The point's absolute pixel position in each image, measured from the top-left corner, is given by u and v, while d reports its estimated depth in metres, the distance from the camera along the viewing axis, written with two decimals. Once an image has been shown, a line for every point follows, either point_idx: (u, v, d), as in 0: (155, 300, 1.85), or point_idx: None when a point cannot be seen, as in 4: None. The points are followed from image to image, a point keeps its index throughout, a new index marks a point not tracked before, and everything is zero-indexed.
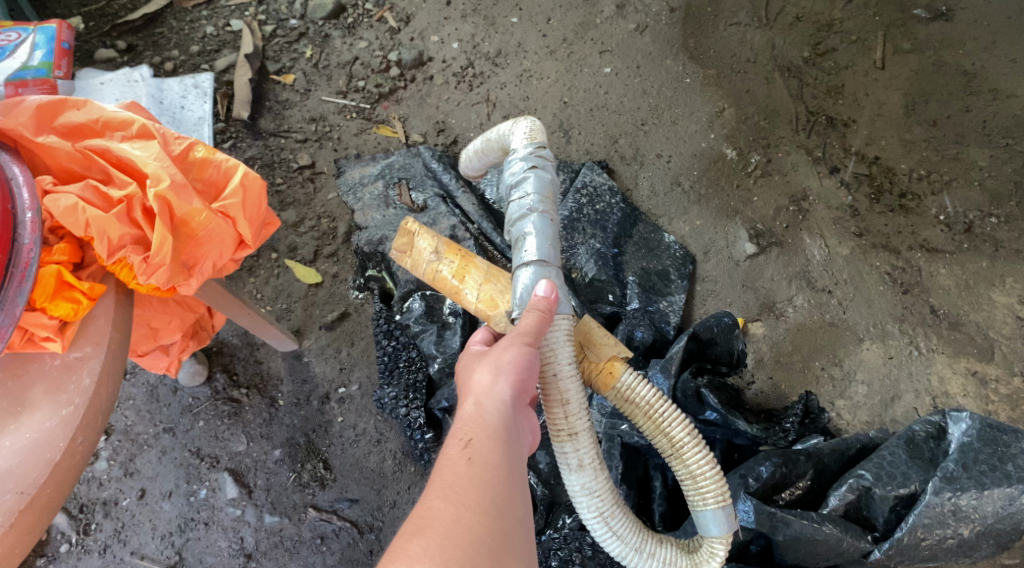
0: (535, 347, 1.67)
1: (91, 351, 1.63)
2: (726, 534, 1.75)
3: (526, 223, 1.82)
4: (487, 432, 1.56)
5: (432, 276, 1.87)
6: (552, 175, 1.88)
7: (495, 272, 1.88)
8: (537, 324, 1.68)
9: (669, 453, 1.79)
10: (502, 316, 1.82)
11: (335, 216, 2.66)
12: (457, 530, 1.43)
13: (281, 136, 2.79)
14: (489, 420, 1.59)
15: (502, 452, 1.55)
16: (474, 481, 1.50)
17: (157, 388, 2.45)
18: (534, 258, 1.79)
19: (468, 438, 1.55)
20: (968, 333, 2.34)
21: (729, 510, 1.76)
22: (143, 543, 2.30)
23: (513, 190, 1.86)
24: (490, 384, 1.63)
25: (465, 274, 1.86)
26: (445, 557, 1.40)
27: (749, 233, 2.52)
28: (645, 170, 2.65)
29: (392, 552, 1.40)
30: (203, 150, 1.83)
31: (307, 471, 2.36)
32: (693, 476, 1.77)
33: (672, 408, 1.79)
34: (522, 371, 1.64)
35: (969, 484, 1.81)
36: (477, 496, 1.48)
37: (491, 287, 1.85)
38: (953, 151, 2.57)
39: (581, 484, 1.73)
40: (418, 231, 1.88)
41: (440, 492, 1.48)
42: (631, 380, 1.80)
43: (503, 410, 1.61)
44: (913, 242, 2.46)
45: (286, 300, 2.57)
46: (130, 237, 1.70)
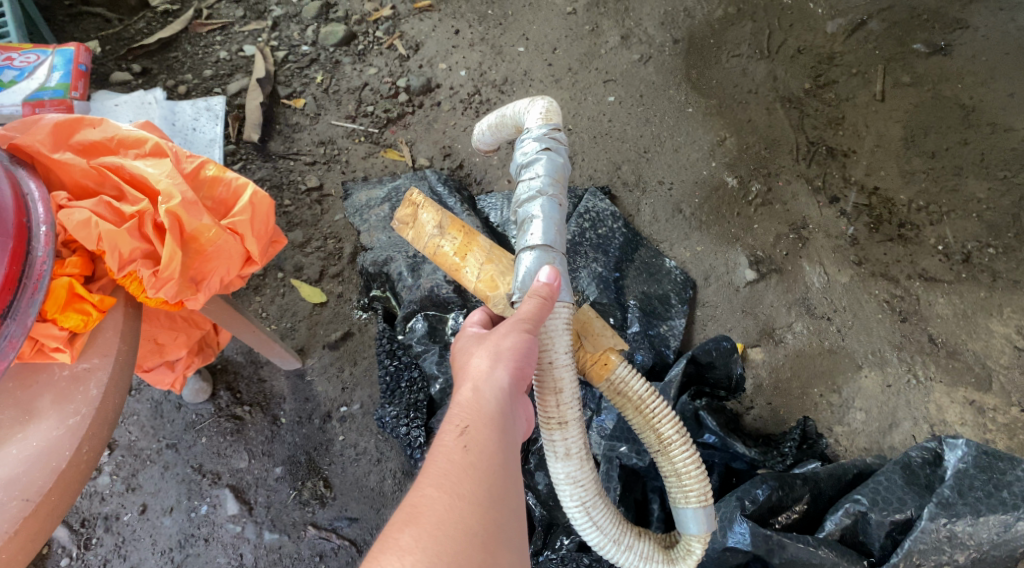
0: (534, 334, 1.68)
1: (98, 362, 1.67)
2: (703, 533, 1.80)
3: (534, 206, 1.82)
4: (483, 420, 1.59)
5: (432, 251, 1.85)
6: (564, 159, 1.87)
7: (497, 252, 1.87)
8: (538, 310, 1.68)
9: (656, 448, 1.84)
10: (501, 298, 1.82)
11: (342, 237, 2.70)
12: (449, 520, 1.46)
13: (290, 158, 2.84)
14: (485, 406, 1.61)
15: (497, 442, 1.57)
16: (468, 469, 1.52)
17: (162, 404, 2.48)
18: (539, 242, 1.78)
19: (465, 425, 1.57)
20: (966, 362, 2.35)
21: (709, 511, 1.81)
22: (143, 558, 2.32)
23: (523, 169, 1.85)
24: (489, 371, 1.65)
25: (467, 251, 1.85)
26: (436, 548, 1.43)
27: (749, 259, 2.55)
28: (647, 197, 2.69)
29: (384, 542, 1.43)
30: (214, 169, 1.88)
31: (308, 489, 2.38)
32: (678, 474, 1.82)
33: (663, 405, 1.83)
34: (520, 360, 1.67)
35: (964, 510, 1.83)
36: (471, 486, 1.51)
37: (492, 268, 1.84)
38: (952, 182, 2.61)
39: (566, 473, 1.76)
40: (423, 204, 1.85)
41: (434, 480, 1.50)
42: (625, 373, 1.83)
43: (500, 397, 1.63)
44: (912, 271, 2.49)
45: (291, 318, 2.60)
46: (141, 252, 1.74)
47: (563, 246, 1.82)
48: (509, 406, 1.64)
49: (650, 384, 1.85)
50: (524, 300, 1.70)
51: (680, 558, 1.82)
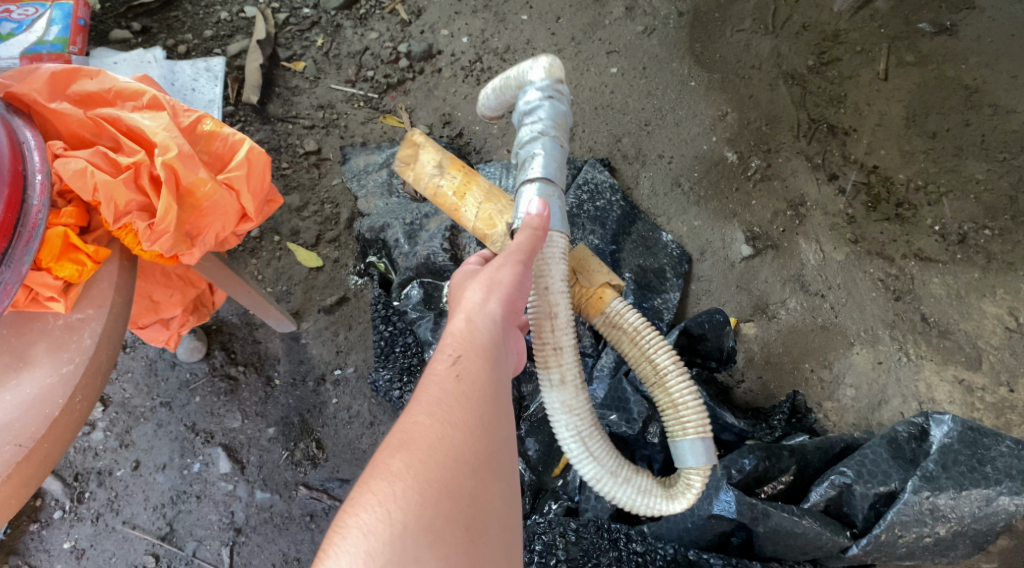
0: (526, 266, 1.69)
1: (93, 313, 1.68)
2: (703, 466, 1.79)
3: (536, 145, 1.82)
4: (476, 352, 1.59)
5: (432, 192, 1.86)
6: (566, 108, 1.87)
7: (496, 192, 1.88)
8: (530, 241, 1.70)
9: (652, 381, 1.84)
10: (499, 237, 1.83)
11: (339, 202, 2.70)
12: (440, 446, 1.46)
13: (289, 121, 2.83)
14: (479, 337, 1.61)
15: (489, 374, 1.57)
16: (460, 397, 1.52)
17: (156, 362, 2.49)
18: (540, 175, 1.79)
19: (457, 355, 1.57)
20: (957, 342, 2.37)
21: (708, 443, 1.80)
22: (135, 513, 2.34)
23: (526, 116, 1.85)
24: (482, 302, 1.64)
25: (466, 192, 1.85)
26: (426, 475, 1.43)
27: (746, 235, 2.55)
28: (646, 170, 2.69)
29: (375, 467, 1.44)
30: (211, 124, 1.87)
31: (300, 450, 2.39)
32: (675, 405, 1.81)
33: (658, 337, 1.85)
34: (512, 291, 1.67)
35: (947, 484, 1.85)
36: (462, 413, 1.51)
37: (491, 207, 1.85)
38: (952, 163, 2.60)
39: (561, 400, 1.77)
40: (423, 144, 1.86)
41: (425, 408, 1.51)
42: (620, 307, 1.86)
43: (494, 328, 1.63)
44: (908, 250, 2.50)
45: (287, 282, 2.61)
46: (137, 204, 1.75)
47: (563, 183, 1.82)
48: (500, 334, 1.64)
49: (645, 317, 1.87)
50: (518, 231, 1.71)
51: (680, 493, 1.79)
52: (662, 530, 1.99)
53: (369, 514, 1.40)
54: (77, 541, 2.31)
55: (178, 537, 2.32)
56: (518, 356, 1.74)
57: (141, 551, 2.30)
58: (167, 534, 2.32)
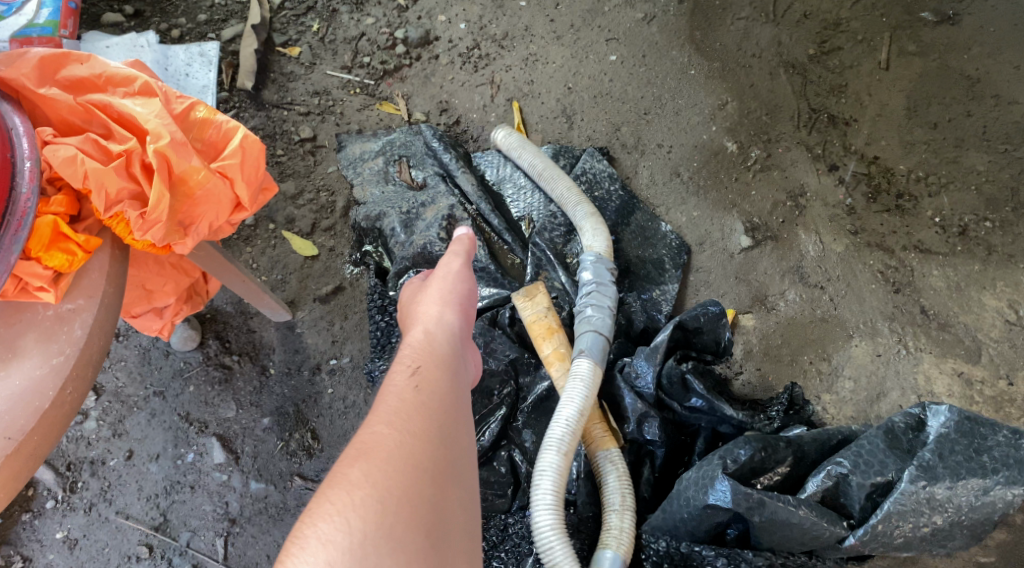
0: (469, 282, 1.89)
1: (83, 304, 1.66)
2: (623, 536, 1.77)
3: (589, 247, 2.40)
4: (435, 362, 1.62)
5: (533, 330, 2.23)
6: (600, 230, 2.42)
7: (531, 289, 2.26)
8: (463, 266, 1.91)
9: None
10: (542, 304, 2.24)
11: (334, 190, 2.68)
12: (400, 454, 1.43)
13: (284, 108, 2.80)
14: (437, 347, 1.67)
15: (449, 383, 1.59)
16: (419, 406, 1.52)
17: (150, 351, 2.47)
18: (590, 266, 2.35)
19: (416, 366, 1.60)
20: (956, 335, 2.35)
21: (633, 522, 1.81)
22: (128, 503, 2.32)
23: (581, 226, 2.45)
24: (437, 316, 1.76)
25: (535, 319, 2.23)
26: (386, 482, 1.40)
27: (745, 226, 2.53)
28: (645, 160, 2.67)
29: (333, 477, 1.40)
30: (203, 111, 1.84)
31: (295, 440, 2.38)
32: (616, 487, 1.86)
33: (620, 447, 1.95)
34: (463, 302, 1.83)
35: (944, 473, 1.82)
36: (421, 422, 1.49)
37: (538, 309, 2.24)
38: (953, 154, 2.58)
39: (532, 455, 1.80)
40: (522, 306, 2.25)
41: (384, 419, 1.49)
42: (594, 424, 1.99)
43: (450, 337, 1.72)
44: (908, 242, 2.48)
45: (282, 271, 2.58)
46: (128, 193, 1.73)
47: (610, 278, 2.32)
48: (458, 343, 1.72)
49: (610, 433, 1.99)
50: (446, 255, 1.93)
51: None
52: (659, 520, 1.97)
53: (327, 523, 1.36)
54: (69, 531, 2.29)
55: (172, 527, 2.30)
56: (475, 370, 1.81)
57: (134, 542, 2.28)
58: (161, 525, 2.30)
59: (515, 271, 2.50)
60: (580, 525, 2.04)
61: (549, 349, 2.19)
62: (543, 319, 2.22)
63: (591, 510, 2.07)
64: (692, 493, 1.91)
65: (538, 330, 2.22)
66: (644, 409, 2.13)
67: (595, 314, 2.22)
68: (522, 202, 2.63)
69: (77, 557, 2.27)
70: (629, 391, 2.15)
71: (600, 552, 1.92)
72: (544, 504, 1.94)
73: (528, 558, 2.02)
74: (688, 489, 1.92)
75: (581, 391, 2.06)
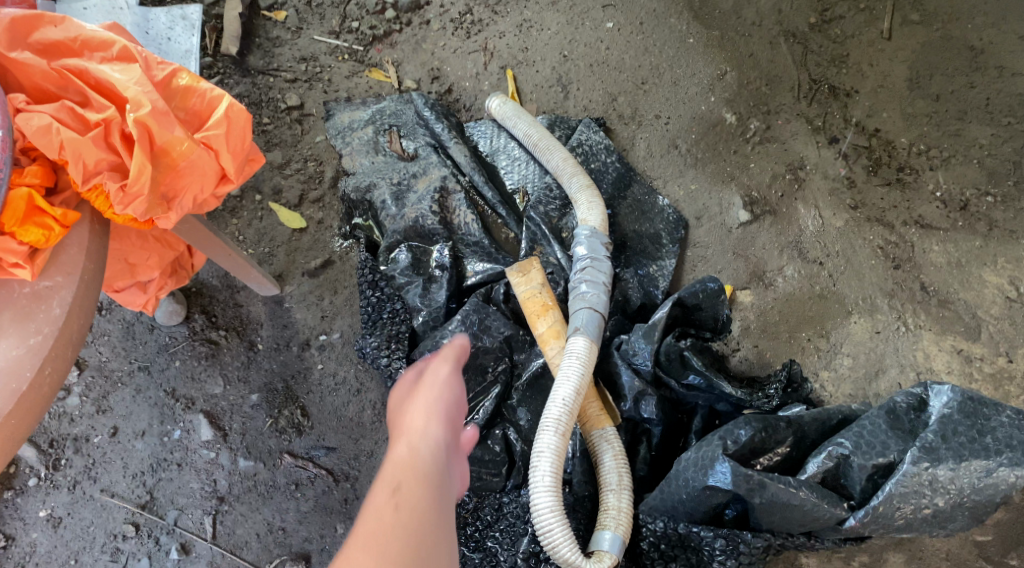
0: (461, 383, 1.60)
1: (62, 281, 1.61)
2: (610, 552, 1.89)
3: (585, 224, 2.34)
4: (417, 479, 1.40)
5: (527, 306, 2.20)
6: (598, 201, 2.37)
7: (524, 266, 2.23)
8: (451, 370, 1.61)
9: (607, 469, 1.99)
10: (536, 282, 2.22)
11: (322, 160, 2.61)
12: None
13: (270, 74, 2.72)
14: (420, 465, 1.42)
15: (431, 500, 1.38)
16: (395, 531, 1.32)
17: (134, 325, 2.41)
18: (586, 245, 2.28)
19: (398, 483, 1.38)
20: (956, 312, 2.31)
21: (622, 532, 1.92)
22: (114, 481, 2.27)
23: (578, 201, 2.39)
24: (424, 429, 1.49)
25: (527, 294, 2.20)
26: None
27: (743, 200, 2.47)
28: (642, 131, 2.61)
29: None
30: (187, 78, 1.76)
31: (284, 417, 2.32)
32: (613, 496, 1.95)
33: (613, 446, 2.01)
34: (453, 414, 1.55)
35: (946, 455, 1.80)
36: (397, 550, 1.30)
37: (532, 288, 2.21)
38: (955, 127, 2.53)
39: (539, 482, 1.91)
40: (513, 283, 2.22)
41: (362, 543, 1.30)
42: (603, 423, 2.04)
43: (436, 455, 1.45)
44: (908, 217, 2.43)
45: (269, 244, 2.52)
46: (107, 163, 1.67)
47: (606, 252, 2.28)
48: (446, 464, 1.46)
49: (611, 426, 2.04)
50: (434, 358, 1.63)
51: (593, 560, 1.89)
52: (656, 501, 1.94)
53: None
54: (53, 509, 2.24)
55: (159, 506, 2.25)
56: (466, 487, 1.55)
57: (120, 520, 2.23)
58: (147, 503, 2.25)
59: (509, 246, 2.45)
60: (575, 505, 2.01)
61: (543, 327, 2.17)
62: (537, 296, 2.20)
63: (587, 490, 2.03)
64: (691, 474, 1.87)
65: (532, 306, 2.19)
66: (641, 387, 2.09)
67: (589, 289, 2.18)
68: (516, 173, 2.57)
69: (62, 536, 2.22)
70: (626, 368, 2.11)
71: (598, 532, 1.92)
72: (543, 485, 1.91)
73: (524, 537, 1.99)
74: (687, 470, 1.88)
75: (578, 369, 2.03)
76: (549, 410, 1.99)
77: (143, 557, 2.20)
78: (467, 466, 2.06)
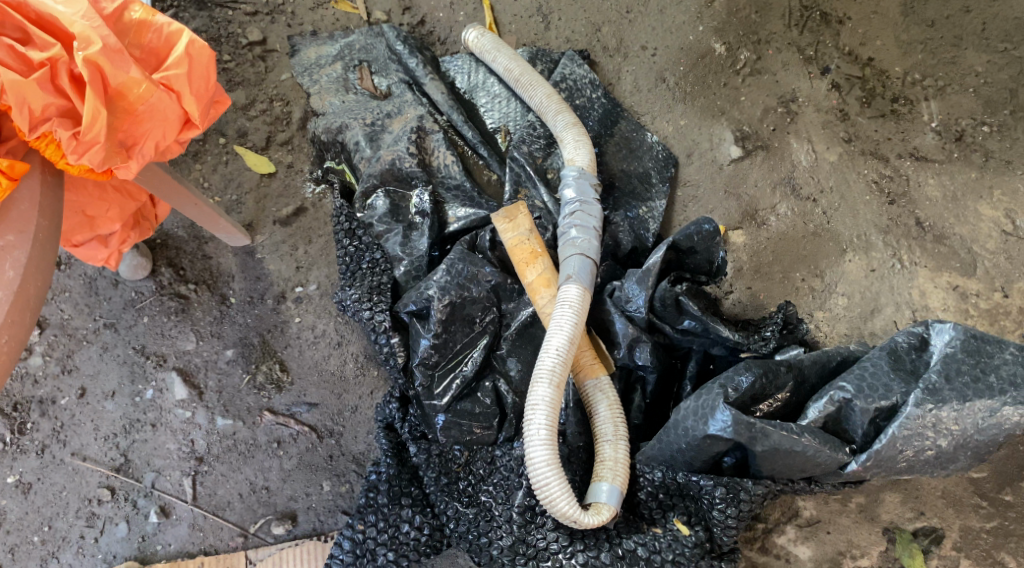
0: None
1: (13, 240, 1.53)
2: (608, 503, 1.85)
3: (571, 164, 2.26)
4: None
5: (514, 253, 2.12)
6: (586, 141, 2.28)
7: (510, 212, 2.16)
8: None
9: (603, 422, 1.94)
10: (523, 228, 2.14)
11: (289, 100, 2.47)
12: None
13: (229, 7, 2.55)
14: None
15: None
16: None
17: (96, 280, 2.29)
18: (574, 187, 2.20)
19: None
20: (952, 247, 2.24)
21: (619, 484, 1.87)
22: (84, 444, 2.16)
23: (564, 141, 2.30)
24: None
25: (514, 242, 2.13)
26: None
27: (735, 135, 2.38)
28: (628, 64, 2.51)
29: None
30: (141, 11, 1.61)
31: (262, 372, 2.22)
32: (610, 448, 1.91)
33: (608, 397, 1.97)
34: None
35: (950, 396, 1.74)
36: None
37: (519, 234, 2.14)
38: (951, 54, 2.44)
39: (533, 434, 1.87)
40: (500, 229, 2.14)
41: None
42: (599, 376, 2.00)
43: None
44: (903, 149, 2.35)
45: (236, 191, 2.39)
46: (56, 109, 1.55)
47: (595, 195, 2.20)
48: None
49: (605, 378, 1.99)
50: None
51: (590, 512, 1.83)
52: (654, 451, 1.90)
53: None
54: (22, 474, 2.14)
55: (134, 468, 2.15)
56: None
57: (94, 484, 2.13)
58: (121, 466, 2.15)
59: (492, 189, 2.36)
60: (570, 457, 1.97)
61: (533, 275, 2.10)
62: (525, 242, 2.13)
63: (582, 441, 1.99)
64: (691, 423, 1.81)
65: (520, 254, 2.12)
66: (635, 334, 2.03)
67: (579, 235, 2.11)
68: (496, 111, 2.47)
69: (32, 502, 2.12)
70: (620, 315, 2.05)
71: (596, 484, 1.88)
72: (538, 439, 1.86)
73: (519, 490, 1.91)
74: (687, 419, 1.82)
75: (571, 318, 1.97)
76: (543, 361, 1.93)
77: (120, 521, 2.11)
78: (459, 420, 2.01)
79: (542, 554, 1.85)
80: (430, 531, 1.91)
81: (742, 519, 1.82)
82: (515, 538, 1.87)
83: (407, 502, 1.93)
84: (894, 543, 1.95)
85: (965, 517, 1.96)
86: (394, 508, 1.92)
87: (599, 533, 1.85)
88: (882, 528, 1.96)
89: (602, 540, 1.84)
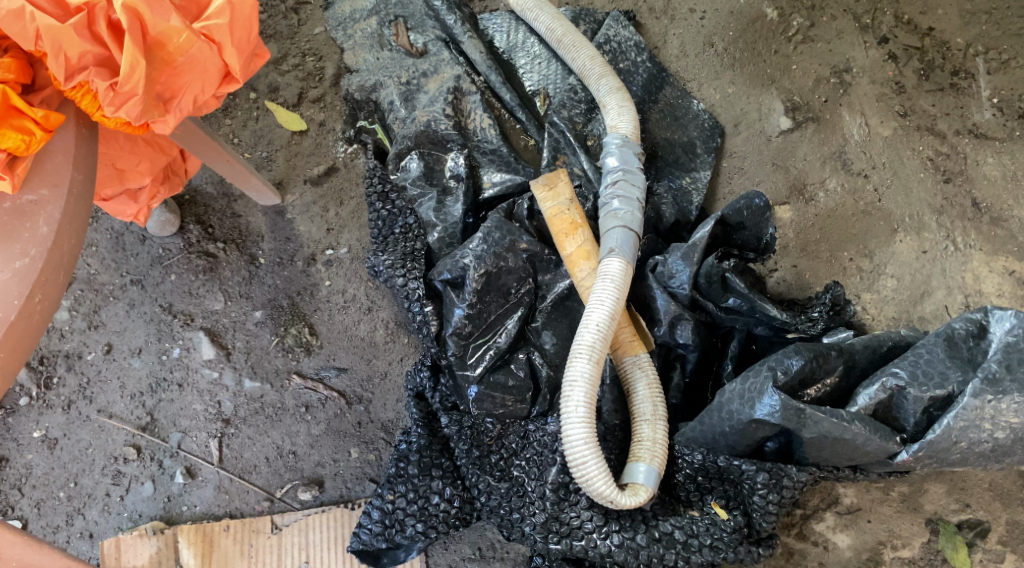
0: None
1: (47, 195, 1.50)
2: (645, 484, 1.80)
3: (614, 132, 2.17)
4: None
5: (552, 224, 2.05)
6: (632, 109, 2.19)
7: (551, 180, 2.08)
8: None
9: (644, 404, 1.89)
10: (563, 197, 2.06)
11: (322, 55, 2.40)
12: None
13: None
14: None
15: None
16: None
17: (123, 236, 2.24)
18: (617, 155, 2.11)
19: None
20: (1009, 230, 2.12)
21: (656, 466, 1.82)
22: (110, 402, 2.13)
23: (606, 107, 2.21)
24: None
25: (554, 213, 2.05)
26: None
27: (785, 105, 2.28)
28: (675, 26, 2.45)
29: None
30: None
31: (291, 335, 2.17)
32: (649, 429, 1.86)
33: (648, 377, 1.92)
34: None
35: (1011, 387, 1.67)
36: None
37: (558, 205, 2.06)
38: (1018, 26, 2.30)
39: (573, 412, 1.82)
40: (540, 198, 2.07)
41: None
42: (638, 357, 1.94)
43: None
44: (962, 126, 2.22)
45: (267, 147, 2.33)
46: (93, 58, 1.49)
47: (639, 165, 2.12)
48: None
49: (645, 358, 1.94)
50: None
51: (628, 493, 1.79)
52: (695, 433, 1.85)
53: None
54: (48, 430, 2.11)
55: (160, 428, 2.11)
56: None
57: (120, 443, 2.10)
58: (146, 425, 2.11)
59: (528, 154, 2.28)
60: (606, 435, 1.92)
61: (572, 247, 2.03)
62: (564, 212, 2.05)
63: (618, 419, 1.95)
64: (736, 406, 1.76)
65: (560, 224, 2.04)
66: (677, 311, 1.97)
67: (621, 207, 2.03)
68: (535, 73, 2.38)
69: (58, 458, 2.09)
70: (662, 291, 1.99)
71: (632, 465, 1.83)
72: (575, 416, 1.81)
73: (552, 467, 1.84)
74: (732, 402, 1.77)
75: (613, 293, 1.91)
76: (582, 337, 1.88)
77: (146, 481, 2.07)
78: (492, 392, 1.96)
79: (576, 532, 1.80)
80: (460, 503, 1.87)
81: (783, 505, 1.76)
82: (549, 515, 1.81)
83: (438, 473, 1.88)
84: (937, 535, 1.89)
85: (1013, 511, 1.89)
86: (425, 480, 1.87)
87: (635, 514, 1.81)
88: (925, 519, 1.89)
89: (639, 522, 1.80)
